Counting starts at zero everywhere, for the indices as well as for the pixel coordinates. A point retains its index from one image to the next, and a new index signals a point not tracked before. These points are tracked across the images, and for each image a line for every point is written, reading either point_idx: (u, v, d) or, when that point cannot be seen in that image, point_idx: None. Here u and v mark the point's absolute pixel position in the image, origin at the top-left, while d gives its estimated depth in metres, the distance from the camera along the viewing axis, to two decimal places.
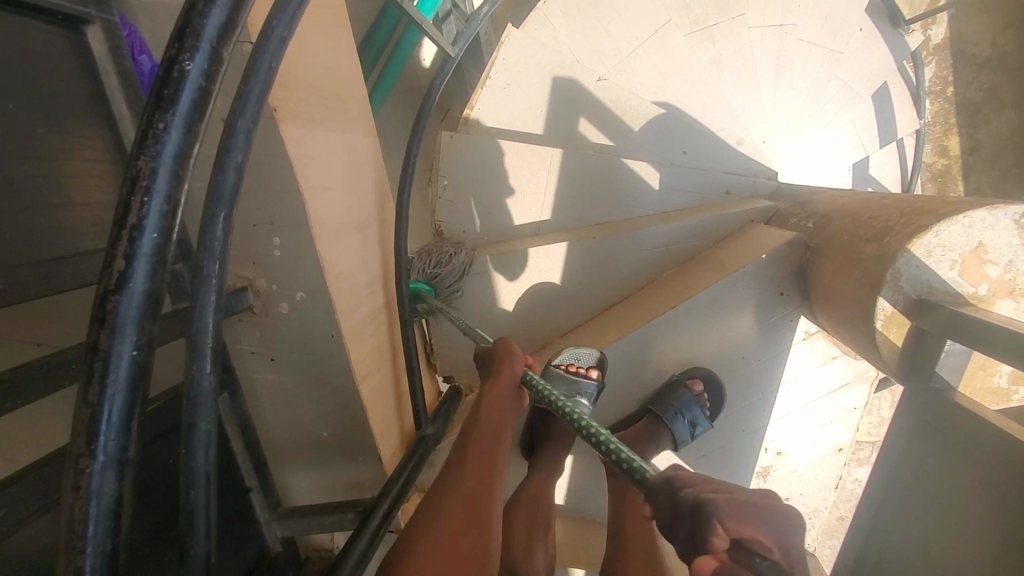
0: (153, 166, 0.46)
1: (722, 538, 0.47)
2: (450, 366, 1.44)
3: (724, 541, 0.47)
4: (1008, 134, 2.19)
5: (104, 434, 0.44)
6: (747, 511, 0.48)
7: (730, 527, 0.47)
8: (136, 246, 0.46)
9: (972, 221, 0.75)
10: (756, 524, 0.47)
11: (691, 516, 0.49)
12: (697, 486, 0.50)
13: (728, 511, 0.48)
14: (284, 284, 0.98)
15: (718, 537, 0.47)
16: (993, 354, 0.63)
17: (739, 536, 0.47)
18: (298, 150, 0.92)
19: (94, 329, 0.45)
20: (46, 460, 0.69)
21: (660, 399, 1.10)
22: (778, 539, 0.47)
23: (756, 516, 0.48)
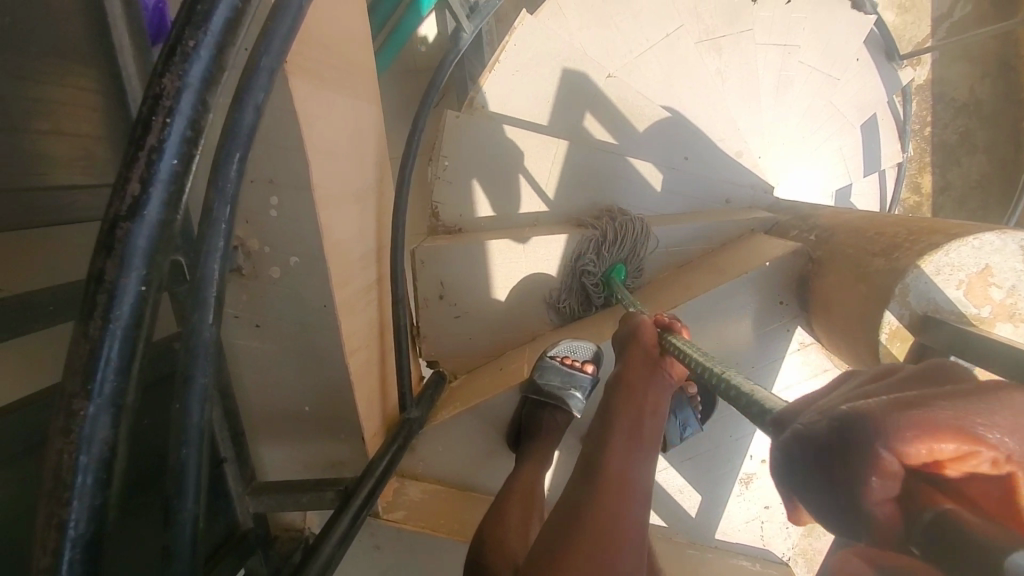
0: (178, 86, 0.41)
1: (888, 462, 0.33)
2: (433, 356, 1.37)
3: (891, 462, 0.32)
4: (977, 177, 2.29)
5: (102, 375, 0.39)
6: (933, 419, 0.33)
7: (901, 449, 0.33)
8: (154, 170, 0.40)
9: (981, 243, 0.76)
10: (942, 428, 0.33)
11: (824, 450, 0.35)
12: (830, 414, 0.36)
13: (897, 426, 0.33)
14: (278, 247, 0.93)
15: (886, 468, 0.33)
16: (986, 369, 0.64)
17: (897, 450, 0.32)
18: (306, 107, 0.87)
19: (99, 257, 0.40)
20: (19, 402, 0.65)
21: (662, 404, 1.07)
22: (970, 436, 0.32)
23: (935, 417, 0.33)
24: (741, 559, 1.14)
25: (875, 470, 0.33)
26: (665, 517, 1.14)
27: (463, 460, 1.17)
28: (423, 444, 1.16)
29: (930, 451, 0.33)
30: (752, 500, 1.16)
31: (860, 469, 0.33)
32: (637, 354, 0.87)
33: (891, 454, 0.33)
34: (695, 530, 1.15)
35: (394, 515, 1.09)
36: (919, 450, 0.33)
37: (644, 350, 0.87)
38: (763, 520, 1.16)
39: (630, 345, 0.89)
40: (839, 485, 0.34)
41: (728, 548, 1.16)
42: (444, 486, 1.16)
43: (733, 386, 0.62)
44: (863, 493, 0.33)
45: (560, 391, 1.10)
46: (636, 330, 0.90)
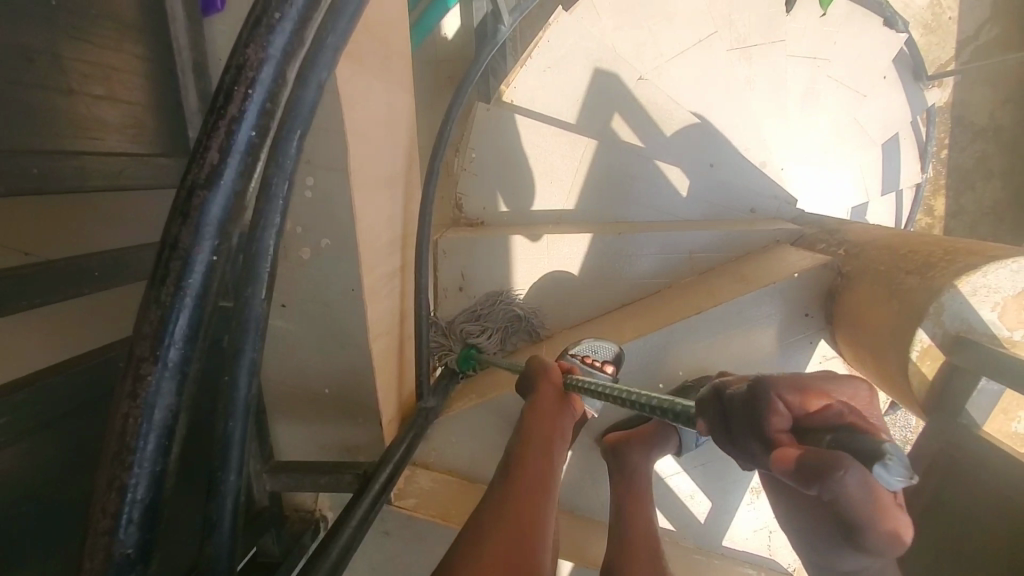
0: (261, 57, 0.41)
1: (782, 405, 0.43)
2: (444, 340, 1.33)
3: (784, 404, 0.43)
4: (990, 204, 2.30)
5: (172, 342, 0.39)
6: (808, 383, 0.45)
7: (788, 396, 0.44)
8: (233, 140, 0.40)
9: (1021, 266, 0.76)
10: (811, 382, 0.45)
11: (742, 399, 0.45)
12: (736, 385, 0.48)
13: (786, 383, 0.44)
14: (311, 228, 0.92)
15: (782, 409, 0.44)
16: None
17: (788, 397, 0.44)
18: (347, 89, 0.87)
19: (174, 223, 0.40)
20: (38, 375, 0.66)
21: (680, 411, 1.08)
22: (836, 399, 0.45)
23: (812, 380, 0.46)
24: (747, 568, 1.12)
25: (772, 406, 0.43)
26: (674, 521, 1.14)
27: (475, 452, 1.17)
28: (436, 434, 1.16)
29: (808, 402, 0.44)
30: (762, 510, 1.16)
31: (764, 404, 0.44)
32: (546, 391, 0.91)
33: (781, 398, 0.43)
34: (702, 536, 1.15)
35: (405, 502, 1.10)
36: (801, 397, 0.44)
37: (554, 388, 0.93)
38: (771, 530, 1.17)
39: (535, 385, 0.94)
40: (751, 418, 0.44)
41: (734, 556, 1.16)
42: (453, 477, 1.17)
43: (664, 403, 0.62)
44: (768, 425, 0.43)
45: None
46: (544, 370, 0.95)
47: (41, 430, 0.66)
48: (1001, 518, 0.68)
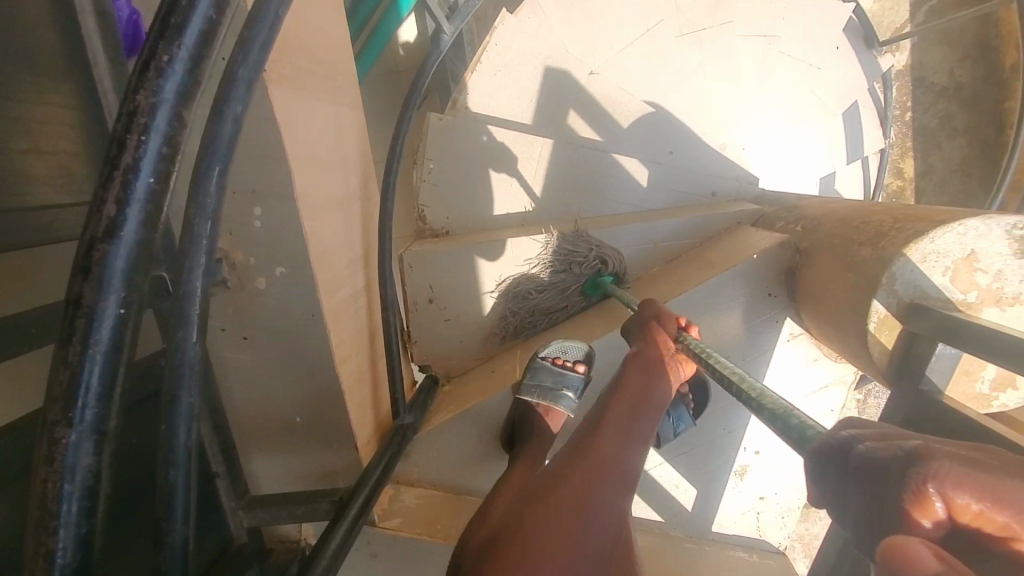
0: (153, 102, 0.40)
1: (937, 501, 0.41)
2: (562, 298, 1.34)
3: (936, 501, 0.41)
4: (958, 160, 2.31)
5: (84, 402, 0.38)
6: (996, 493, 0.40)
7: (954, 494, 0.40)
8: (130, 190, 0.39)
9: (966, 229, 0.77)
10: (1003, 495, 0.40)
11: (887, 471, 0.43)
12: (896, 442, 0.44)
13: (947, 475, 0.41)
14: (264, 258, 0.91)
15: (934, 509, 0.41)
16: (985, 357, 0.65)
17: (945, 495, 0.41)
18: (287, 115, 0.85)
19: (77, 281, 0.39)
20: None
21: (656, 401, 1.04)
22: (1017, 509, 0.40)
23: (1001, 485, 0.40)
24: (739, 551, 1.14)
25: (921, 503, 0.41)
26: (662, 512, 1.14)
27: (456, 465, 1.16)
28: (417, 450, 1.16)
29: (983, 511, 0.40)
30: (747, 492, 1.16)
31: (913, 493, 0.41)
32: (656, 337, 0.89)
33: (935, 498, 0.41)
34: (692, 523, 1.16)
35: (390, 523, 1.09)
36: (976, 505, 0.40)
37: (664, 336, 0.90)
38: (759, 511, 1.17)
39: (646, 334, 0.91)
40: (893, 499, 0.42)
41: (726, 541, 1.16)
42: (440, 491, 1.16)
43: (785, 414, 0.59)
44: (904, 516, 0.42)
45: (551, 393, 1.06)
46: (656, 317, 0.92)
47: (21, 480, 0.68)
48: None
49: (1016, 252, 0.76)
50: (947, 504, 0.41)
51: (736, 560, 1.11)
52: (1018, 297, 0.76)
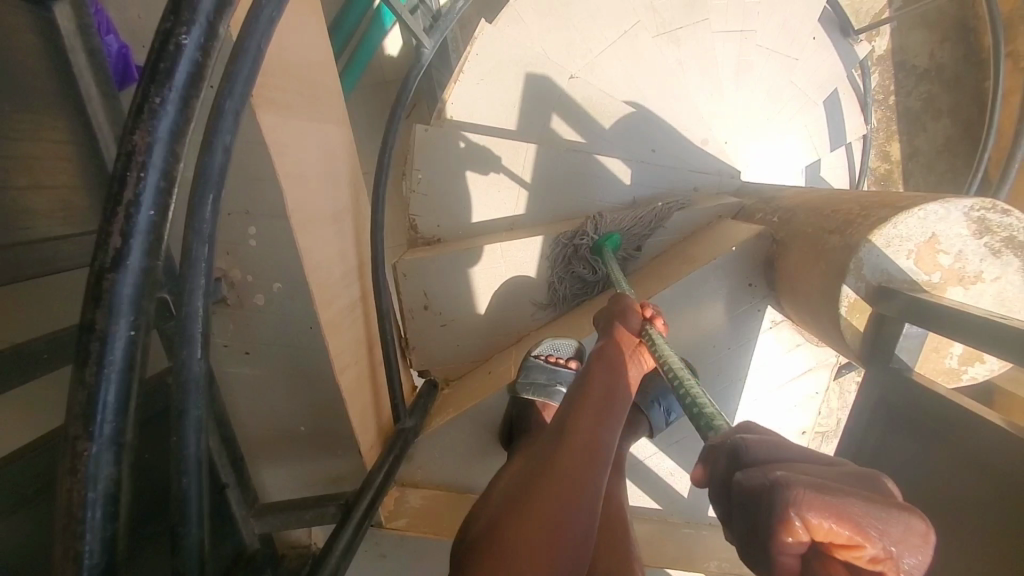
0: (149, 141, 0.44)
1: (800, 529, 0.39)
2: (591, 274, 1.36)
3: (798, 528, 0.39)
4: (943, 141, 2.34)
5: (102, 416, 0.42)
6: (848, 513, 0.38)
7: (811, 517, 0.38)
8: (133, 223, 0.43)
9: (926, 214, 0.80)
10: (854, 517, 0.38)
11: (756, 495, 0.41)
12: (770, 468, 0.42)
13: (807, 499, 0.39)
14: (260, 275, 0.95)
15: (795, 532, 0.39)
16: (952, 335, 0.69)
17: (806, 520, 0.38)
18: (276, 137, 0.89)
19: (89, 308, 0.43)
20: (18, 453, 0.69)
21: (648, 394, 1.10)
22: (875, 533, 0.38)
23: (852, 506, 0.38)
24: None
25: (783, 530, 0.39)
26: (660, 499, 1.18)
27: (458, 465, 1.20)
28: (419, 452, 1.20)
29: (840, 533, 0.38)
30: None
31: (775, 518, 0.39)
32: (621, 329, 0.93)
33: (797, 523, 0.38)
34: (690, 510, 1.19)
35: (396, 523, 1.15)
36: (831, 529, 0.38)
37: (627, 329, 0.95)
38: None
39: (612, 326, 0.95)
40: (762, 525, 0.40)
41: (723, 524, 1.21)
42: (443, 491, 1.20)
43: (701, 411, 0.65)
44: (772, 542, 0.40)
45: (546, 389, 1.11)
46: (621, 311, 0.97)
47: (36, 500, 0.71)
48: (944, 453, 0.72)
49: (975, 233, 0.80)
50: (808, 530, 0.39)
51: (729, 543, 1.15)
52: (980, 276, 0.80)
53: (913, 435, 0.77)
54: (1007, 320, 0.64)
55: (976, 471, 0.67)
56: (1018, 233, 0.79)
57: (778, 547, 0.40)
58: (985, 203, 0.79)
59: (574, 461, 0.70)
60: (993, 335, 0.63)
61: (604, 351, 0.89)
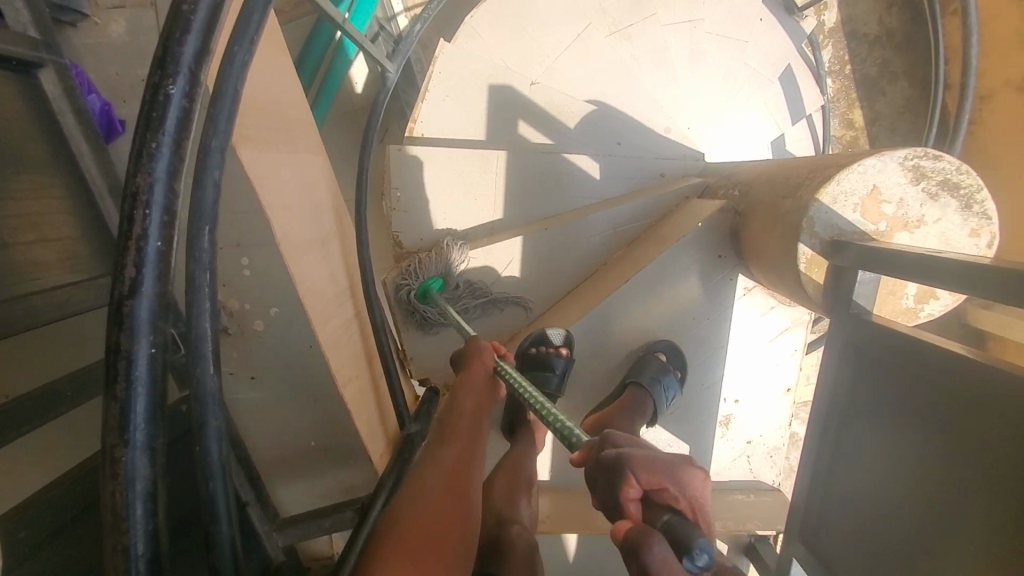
0: (150, 182, 0.49)
1: (634, 485, 0.52)
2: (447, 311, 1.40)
3: (633, 486, 0.51)
4: (902, 103, 2.44)
5: (135, 425, 0.48)
6: (672, 469, 0.52)
7: (642, 475, 0.51)
8: (144, 254, 0.49)
9: (865, 168, 0.87)
10: (669, 471, 0.51)
11: (605, 467, 0.53)
12: (615, 445, 0.55)
13: (638, 461, 0.52)
14: (257, 302, 1.00)
15: (635, 485, 0.52)
16: (902, 276, 0.75)
17: (636, 476, 0.51)
18: (258, 171, 0.94)
19: (113, 333, 0.48)
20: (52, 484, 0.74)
21: (650, 376, 1.12)
22: (681, 484, 0.52)
23: (670, 462, 0.52)
24: (737, 494, 1.26)
25: (626, 487, 0.52)
26: None
27: None
28: None
29: (661, 484, 0.51)
30: (735, 439, 1.25)
31: (619, 479, 0.52)
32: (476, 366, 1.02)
33: (632, 479, 0.51)
34: None
35: None
36: (654, 480, 0.51)
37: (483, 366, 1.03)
38: (748, 455, 1.27)
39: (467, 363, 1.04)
40: (611, 484, 0.53)
41: (723, 487, 1.27)
42: None
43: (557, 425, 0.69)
44: (619, 498, 0.53)
45: (538, 378, 1.15)
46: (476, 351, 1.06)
47: (70, 527, 0.75)
48: (909, 384, 0.78)
49: (911, 180, 0.86)
50: (638, 485, 0.52)
51: (734, 503, 1.24)
52: (922, 220, 0.87)
53: (879, 372, 0.83)
54: (952, 255, 0.70)
55: (936, 395, 0.73)
56: (951, 175, 0.85)
57: (621, 494, 0.52)
58: (917, 152, 0.85)
59: (446, 486, 0.76)
60: (935, 270, 0.70)
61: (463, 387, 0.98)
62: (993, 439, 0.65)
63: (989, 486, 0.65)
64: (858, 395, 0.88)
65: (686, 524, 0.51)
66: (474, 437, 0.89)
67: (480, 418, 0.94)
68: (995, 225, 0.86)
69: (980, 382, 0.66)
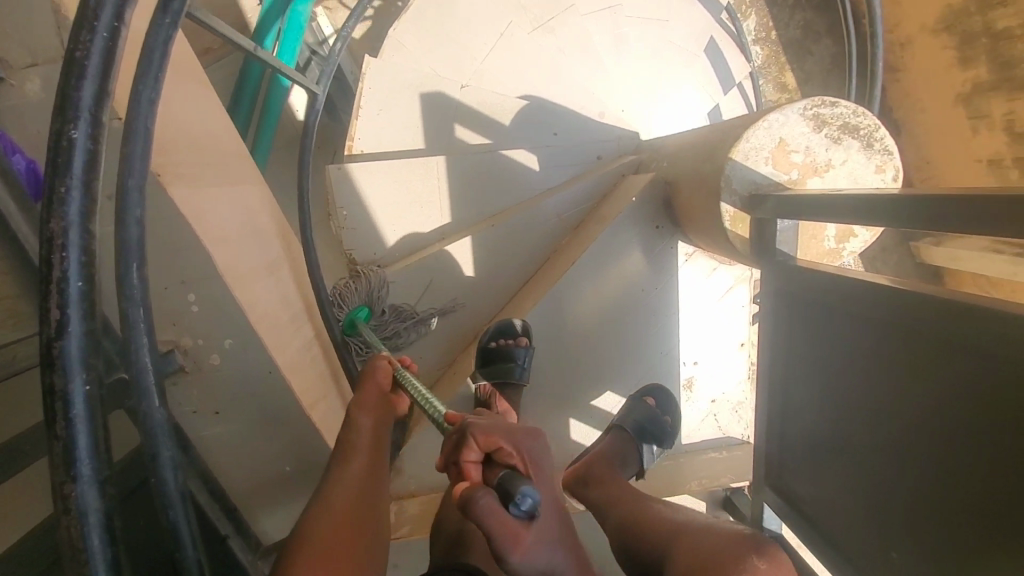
0: (63, 226, 0.50)
1: (473, 445, 0.61)
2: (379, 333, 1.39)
3: (473, 444, 0.61)
4: (830, 60, 2.56)
5: (81, 460, 0.49)
6: (506, 431, 0.61)
7: (481, 431, 0.61)
8: (66, 295, 0.50)
9: (770, 123, 0.92)
10: (505, 431, 0.61)
11: (455, 435, 0.63)
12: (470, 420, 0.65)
13: (480, 424, 0.62)
14: (209, 336, 0.99)
15: (475, 441, 0.61)
16: (823, 218, 0.79)
17: (476, 437, 0.61)
18: (192, 207, 0.95)
19: (46, 375, 0.49)
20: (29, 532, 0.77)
21: (635, 423, 1.16)
22: (517, 446, 0.61)
23: (507, 425, 0.63)
24: (711, 452, 1.31)
25: (467, 442, 0.61)
26: None
27: None
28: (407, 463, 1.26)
29: (496, 440, 0.61)
30: (700, 400, 1.30)
31: (462, 438, 0.61)
32: (373, 381, 1.02)
33: (472, 435, 0.61)
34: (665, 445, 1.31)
35: (401, 531, 1.21)
36: (491, 437, 0.61)
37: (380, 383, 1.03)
38: (715, 413, 1.32)
39: (366, 380, 1.03)
40: (457, 446, 0.62)
41: (696, 448, 1.32)
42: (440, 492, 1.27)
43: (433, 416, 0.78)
44: (463, 455, 0.61)
45: (504, 371, 1.17)
46: (372, 372, 1.04)
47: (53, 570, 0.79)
48: (841, 318, 0.83)
49: (814, 128, 0.91)
50: (477, 446, 0.61)
51: (709, 462, 1.29)
52: (830, 163, 0.92)
53: (815, 311, 0.88)
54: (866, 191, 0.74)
55: (869, 323, 0.78)
56: (849, 118, 0.91)
57: (463, 456, 0.61)
58: (815, 101, 0.90)
59: (344, 516, 0.81)
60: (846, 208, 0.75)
61: (362, 404, 0.99)
62: (927, 352, 0.70)
63: (925, 395, 0.70)
64: (803, 336, 0.92)
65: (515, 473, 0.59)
66: (376, 455, 0.94)
67: (380, 436, 0.97)
68: (896, 159, 0.91)
69: (902, 302, 0.71)
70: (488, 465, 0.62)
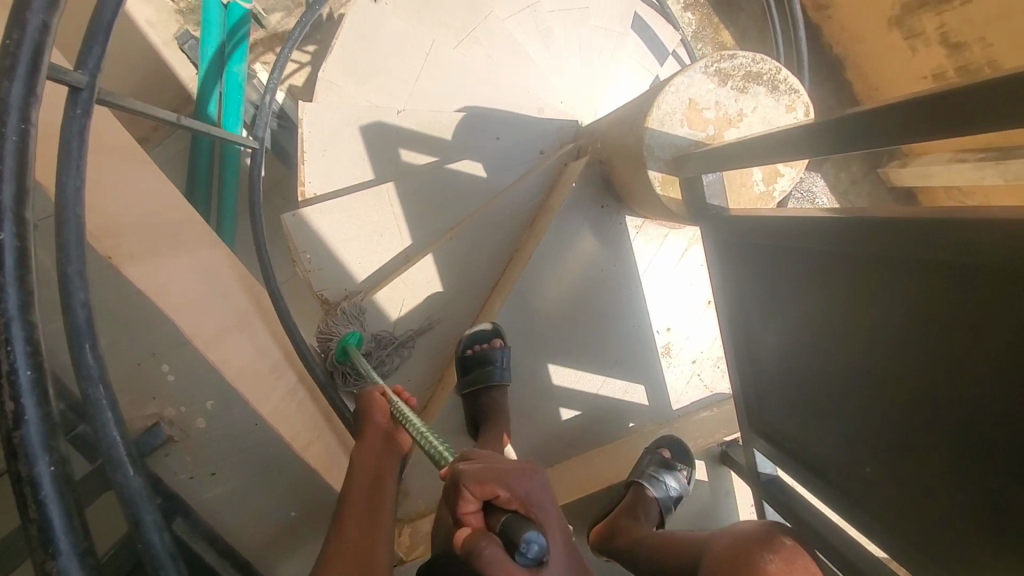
0: (4, 321, 0.53)
1: (470, 497, 0.59)
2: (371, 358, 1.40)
3: (468, 497, 0.59)
4: (761, 12, 2.61)
5: (58, 535, 0.51)
6: (499, 474, 0.61)
7: (474, 481, 0.60)
8: (17, 385, 0.52)
9: (677, 86, 0.96)
10: (499, 477, 0.60)
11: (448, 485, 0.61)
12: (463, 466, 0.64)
13: (472, 473, 0.60)
14: (190, 401, 1.01)
15: (471, 492, 0.59)
16: (743, 162, 0.82)
17: (469, 487, 0.59)
18: (149, 281, 0.97)
19: (12, 463, 0.52)
20: None
21: (647, 471, 1.18)
22: (516, 490, 0.61)
23: (500, 468, 0.61)
24: (702, 412, 1.34)
25: (462, 495, 0.59)
26: (629, 417, 1.32)
27: None
28: (411, 484, 1.29)
29: (490, 488, 0.60)
30: (681, 363, 1.33)
31: (455, 491, 0.60)
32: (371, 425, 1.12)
33: (465, 487, 0.59)
34: (658, 414, 1.34)
35: (418, 552, 1.23)
36: (486, 485, 0.60)
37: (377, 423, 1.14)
38: (699, 374, 1.34)
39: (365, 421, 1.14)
40: (452, 498, 0.60)
41: (688, 411, 1.35)
42: None
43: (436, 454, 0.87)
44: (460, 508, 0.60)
45: (488, 376, 1.19)
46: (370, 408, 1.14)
47: None
48: (778, 256, 0.86)
49: (720, 83, 0.95)
50: (472, 496, 0.59)
51: (702, 421, 1.32)
52: (742, 113, 0.96)
53: (756, 255, 0.91)
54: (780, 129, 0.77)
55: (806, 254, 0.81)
56: (749, 67, 0.95)
57: (460, 508, 0.60)
58: (714, 58, 0.95)
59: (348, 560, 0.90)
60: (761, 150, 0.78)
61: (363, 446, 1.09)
62: (864, 269, 0.72)
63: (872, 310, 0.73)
64: (752, 279, 0.95)
65: (518, 521, 0.58)
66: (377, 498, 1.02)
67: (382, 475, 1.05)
68: (803, 95, 0.95)
69: (834, 228, 0.73)
70: (487, 512, 0.61)
